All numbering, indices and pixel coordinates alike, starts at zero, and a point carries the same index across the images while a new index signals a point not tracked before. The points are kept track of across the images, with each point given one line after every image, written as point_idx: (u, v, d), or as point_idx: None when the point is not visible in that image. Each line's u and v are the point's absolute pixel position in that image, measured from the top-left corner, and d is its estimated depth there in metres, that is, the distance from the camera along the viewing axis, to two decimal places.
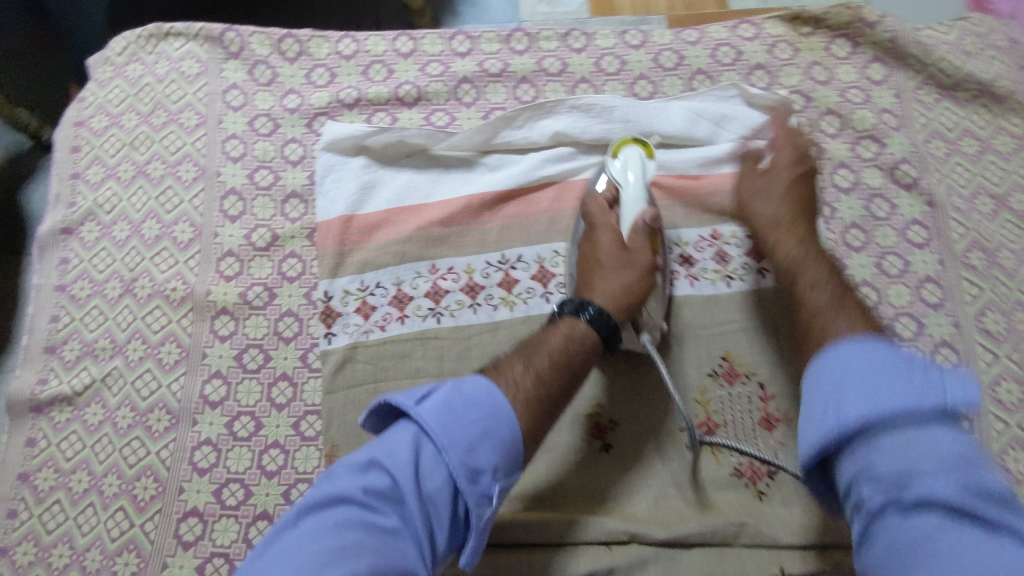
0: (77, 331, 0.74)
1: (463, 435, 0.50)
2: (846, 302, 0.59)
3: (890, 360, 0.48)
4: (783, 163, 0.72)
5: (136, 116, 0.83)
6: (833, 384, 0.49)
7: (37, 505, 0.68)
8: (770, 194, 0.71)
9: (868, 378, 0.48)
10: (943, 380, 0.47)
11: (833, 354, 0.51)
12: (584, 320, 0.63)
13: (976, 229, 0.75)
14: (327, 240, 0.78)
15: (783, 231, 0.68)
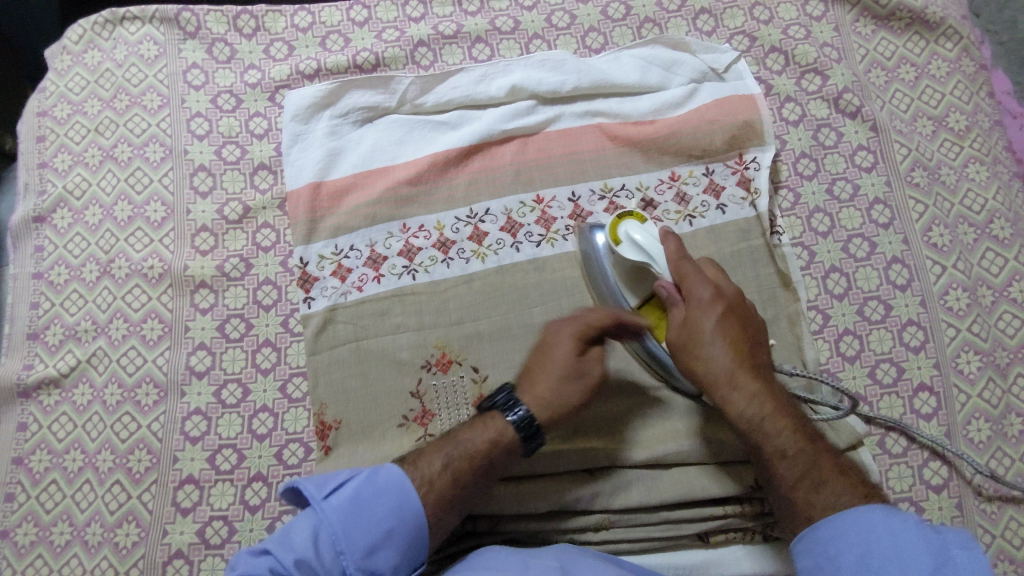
0: (58, 315, 0.77)
1: (365, 538, 0.54)
2: (818, 451, 0.58)
3: (898, 538, 0.50)
4: (704, 304, 0.63)
5: (99, 102, 0.84)
6: (847, 563, 0.51)
7: (33, 487, 0.72)
8: (709, 351, 0.61)
9: (881, 559, 0.50)
10: (951, 556, 0.48)
11: (836, 531, 0.53)
12: (509, 421, 0.61)
13: (917, 148, 0.80)
14: (298, 208, 0.78)
15: (743, 388, 0.60)
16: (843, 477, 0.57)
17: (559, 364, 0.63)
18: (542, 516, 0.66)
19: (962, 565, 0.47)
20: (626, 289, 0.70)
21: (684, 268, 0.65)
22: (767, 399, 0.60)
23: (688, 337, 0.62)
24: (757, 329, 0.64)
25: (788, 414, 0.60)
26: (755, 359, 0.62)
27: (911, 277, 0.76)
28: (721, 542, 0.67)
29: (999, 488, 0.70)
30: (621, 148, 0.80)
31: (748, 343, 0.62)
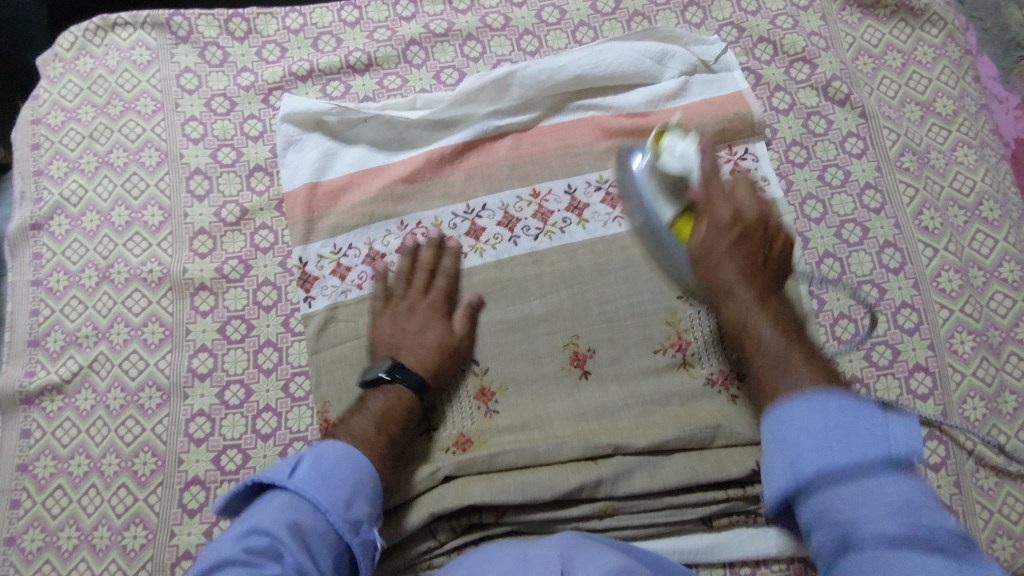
0: (58, 322, 0.77)
1: (337, 495, 0.58)
2: (794, 352, 0.57)
3: (838, 406, 0.49)
4: (719, 224, 0.66)
5: (93, 108, 0.84)
6: (792, 435, 0.50)
7: (39, 493, 0.72)
8: (719, 261, 0.65)
9: (823, 430, 0.49)
10: (887, 428, 0.47)
11: (782, 407, 0.52)
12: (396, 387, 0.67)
13: (906, 134, 0.82)
14: (296, 209, 0.79)
15: (741, 299, 0.62)
16: (814, 369, 0.55)
17: (425, 341, 0.71)
18: (547, 506, 0.67)
19: (896, 433, 0.47)
20: (661, 198, 0.71)
21: (714, 187, 0.67)
22: (762, 310, 0.61)
23: (704, 249, 0.66)
24: (775, 249, 0.66)
25: (782, 326, 0.60)
26: (762, 279, 0.63)
27: (903, 260, 0.77)
28: (725, 526, 0.68)
29: (997, 466, 0.71)
30: (615, 141, 0.81)
31: (757, 263, 0.64)
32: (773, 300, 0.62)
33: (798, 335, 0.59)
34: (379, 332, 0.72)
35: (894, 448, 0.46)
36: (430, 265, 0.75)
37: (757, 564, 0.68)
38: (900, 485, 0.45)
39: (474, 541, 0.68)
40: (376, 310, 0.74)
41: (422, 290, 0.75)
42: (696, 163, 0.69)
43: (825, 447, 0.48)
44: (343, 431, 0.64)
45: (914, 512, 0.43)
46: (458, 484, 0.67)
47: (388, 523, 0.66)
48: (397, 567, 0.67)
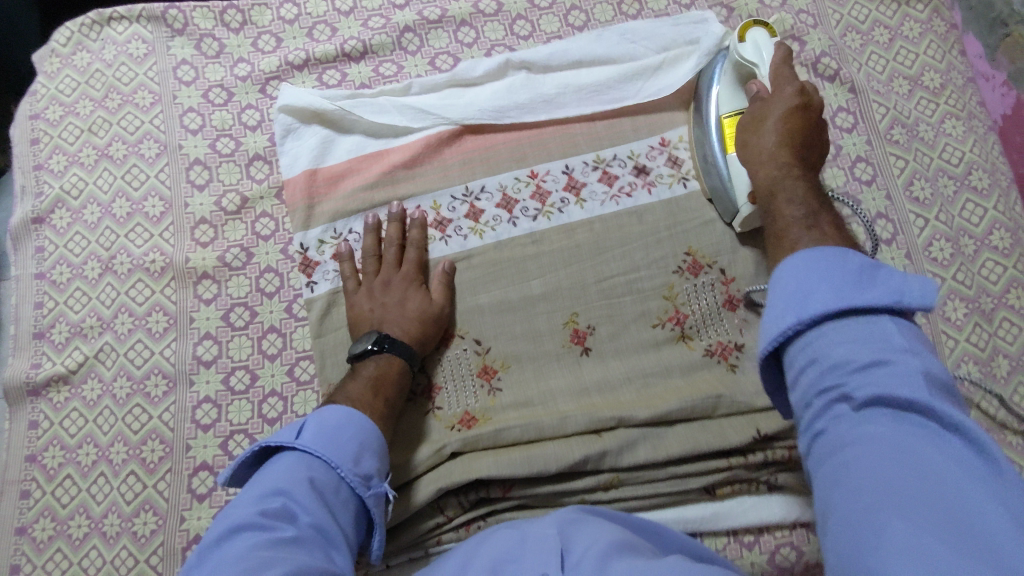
0: (63, 314, 0.78)
1: (346, 452, 0.59)
2: (819, 216, 0.56)
3: (841, 262, 0.46)
4: (786, 96, 0.65)
5: (91, 102, 0.85)
6: (810, 288, 0.45)
7: (48, 483, 0.73)
8: (764, 119, 0.65)
9: (841, 287, 0.44)
10: (901, 283, 0.44)
11: (803, 261, 0.47)
12: (385, 353, 0.68)
13: (895, 107, 0.83)
14: (296, 196, 0.79)
15: (777, 160, 0.62)
16: (839, 240, 0.53)
17: (409, 309, 0.72)
18: (552, 479, 0.68)
19: (898, 283, 0.44)
20: (731, 92, 0.75)
21: (783, 69, 0.68)
22: (796, 175, 0.60)
23: (755, 108, 0.67)
24: (823, 134, 0.65)
25: (810, 192, 0.59)
26: (804, 149, 0.63)
27: (895, 231, 0.78)
28: (728, 495, 0.69)
29: (991, 429, 0.72)
30: (611, 120, 0.82)
31: (807, 132, 0.63)
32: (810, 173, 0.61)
33: (825, 206, 0.58)
34: (359, 310, 0.73)
35: (902, 299, 0.44)
36: (398, 239, 0.77)
37: (760, 531, 0.69)
38: (901, 337, 0.43)
39: (482, 516, 0.68)
40: (350, 291, 0.75)
41: (395, 264, 0.76)
42: (770, 60, 0.71)
43: (831, 291, 0.45)
44: (339, 396, 0.65)
45: (917, 375, 0.41)
46: (464, 461, 0.68)
47: (396, 500, 0.67)
48: (406, 544, 0.67)
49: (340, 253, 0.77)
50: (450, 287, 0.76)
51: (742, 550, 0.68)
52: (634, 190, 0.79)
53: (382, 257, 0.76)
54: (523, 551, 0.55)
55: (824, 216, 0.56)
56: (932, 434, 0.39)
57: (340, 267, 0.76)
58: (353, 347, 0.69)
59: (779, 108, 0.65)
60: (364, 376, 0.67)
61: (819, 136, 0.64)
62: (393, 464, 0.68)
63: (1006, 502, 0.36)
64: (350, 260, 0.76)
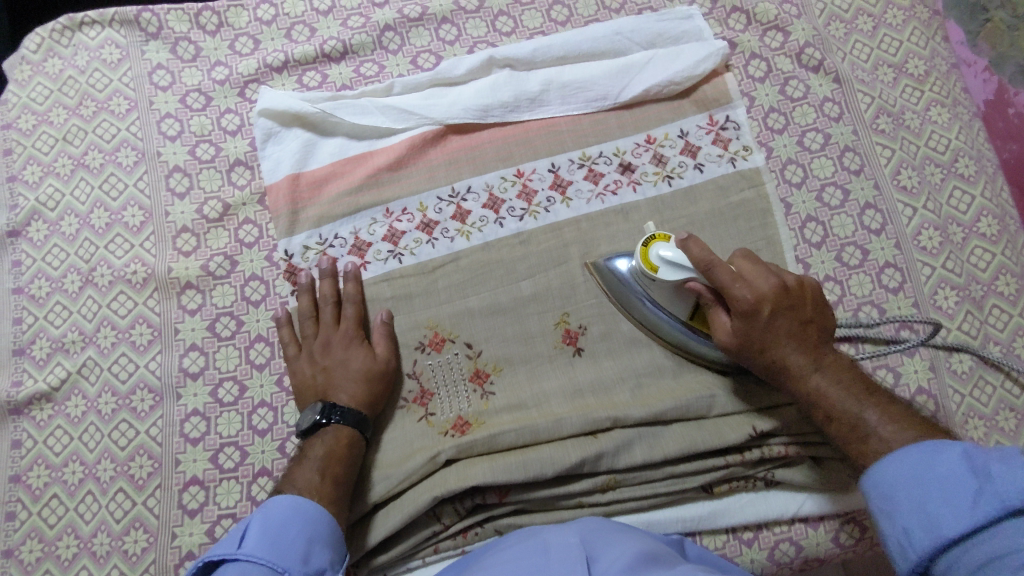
0: (43, 329, 0.76)
1: (295, 552, 0.56)
2: (865, 401, 0.61)
3: (939, 469, 0.52)
4: (749, 307, 0.63)
5: (64, 110, 0.83)
6: (902, 499, 0.53)
7: (35, 503, 0.72)
8: (756, 349, 0.64)
9: (931, 486, 0.52)
10: (988, 469, 0.50)
11: (884, 472, 0.55)
12: (332, 424, 0.67)
13: (880, 96, 0.83)
14: (279, 201, 0.78)
15: (793, 372, 0.63)
16: (891, 418, 0.59)
17: (351, 372, 0.69)
18: (549, 483, 0.67)
19: (1004, 481, 0.48)
20: (671, 302, 0.70)
21: (725, 271, 0.63)
22: (820, 373, 0.63)
23: (745, 340, 0.64)
24: (802, 298, 0.64)
25: (845, 383, 0.62)
26: (806, 342, 0.64)
27: (884, 221, 0.78)
28: (725, 493, 0.69)
29: (983, 416, 0.72)
30: (596, 114, 0.81)
31: (802, 326, 0.64)
32: (827, 355, 0.64)
33: (868, 388, 0.62)
34: (303, 376, 0.71)
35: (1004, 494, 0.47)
36: (333, 296, 0.74)
37: (759, 527, 0.69)
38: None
39: (478, 522, 0.68)
40: (291, 356, 0.73)
41: (334, 323, 0.73)
42: (687, 261, 0.66)
43: (934, 497, 0.51)
44: (287, 487, 0.63)
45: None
46: (459, 467, 0.67)
47: (393, 508, 0.67)
48: (403, 553, 0.67)
49: (277, 318, 0.74)
50: (392, 339, 0.73)
51: (741, 547, 0.68)
52: (620, 188, 0.78)
53: (320, 318, 0.74)
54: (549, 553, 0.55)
55: (873, 408, 0.60)
56: None
57: (279, 332, 0.74)
58: (297, 427, 0.68)
59: (759, 327, 0.63)
60: (312, 462, 0.65)
61: (800, 308, 0.64)
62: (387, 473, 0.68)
63: None
64: (284, 327, 0.74)
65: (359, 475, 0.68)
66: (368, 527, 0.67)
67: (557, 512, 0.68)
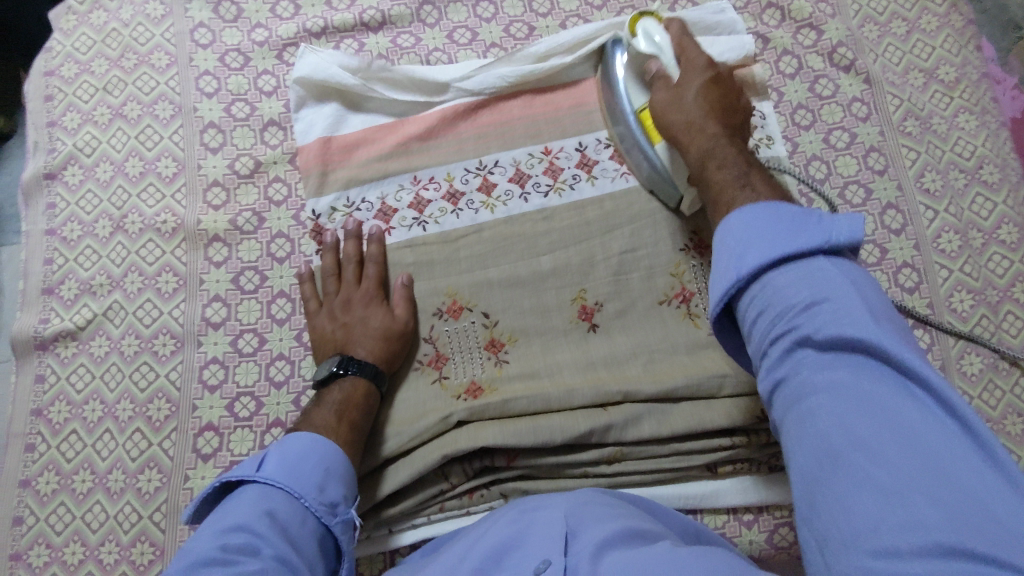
0: (72, 271, 0.78)
1: (310, 481, 0.58)
2: (751, 173, 0.60)
3: (786, 224, 0.49)
4: (697, 68, 0.67)
5: (106, 61, 0.85)
6: (748, 245, 0.50)
7: (53, 438, 0.74)
8: (682, 105, 0.65)
9: (772, 234, 0.49)
10: (824, 227, 0.48)
11: (740, 218, 0.52)
12: (348, 376, 0.68)
13: (909, 99, 0.84)
14: (309, 162, 0.80)
15: (699, 128, 0.64)
16: (770, 192, 0.57)
17: (370, 329, 0.71)
18: (557, 451, 0.69)
19: (833, 233, 0.48)
20: (635, 87, 0.75)
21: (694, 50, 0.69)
22: (724, 141, 0.63)
23: (675, 94, 0.67)
24: (741, 97, 0.67)
25: (737, 155, 0.62)
26: (727, 120, 0.64)
27: (904, 221, 0.79)
28: (730, 473, 0.70)
29: (993, 419, 0.73)
30: None
31: (726, 112, 0.65)
32: (734, 142, 0.63)
33: (756, 169, 0.61)
34: (323, 331, 0.73)
35: (829, 240, 0.48)
36: (356, 256, 0.76)
37: (760, 510, 0.70)
38: (837, 276, 0.46)
39: (485, 484, 0.69)
40: (312, 311, 0.74)
41: (355, 282, 0.75)
42: (668, 43, 0.71)
43: (770, 238, 0.49)
44: (303, 426, 0.65)
45: (853, 306, 0.44)
46: (470, 429, 0.68)
47: (402, 464, 0.68)
48: (409, 509, 0.68)
49: (300, 274, 0.76)
50: (411, 301, 0.74)
51: (741, 528, 0.69)
52: None
53: (342, 276, 0.75)
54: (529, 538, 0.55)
55: (754, 178, 0.59)
56: (891, 382, 0.41)
57: (302, 288, 0.75)
58: (315, 377, 0.69)
59: (694, 87, 0.66)
60: (327, 408, 0.66)
61: (735, 98, 0.67)
62: (398, 430, 0.69)
63: (982, 467, 0.37)
64: (307, 283, 0.75)
65: (371, 431, 0.70)
66: (375, 482, 0.68)
67: (562, 481, 0.69)
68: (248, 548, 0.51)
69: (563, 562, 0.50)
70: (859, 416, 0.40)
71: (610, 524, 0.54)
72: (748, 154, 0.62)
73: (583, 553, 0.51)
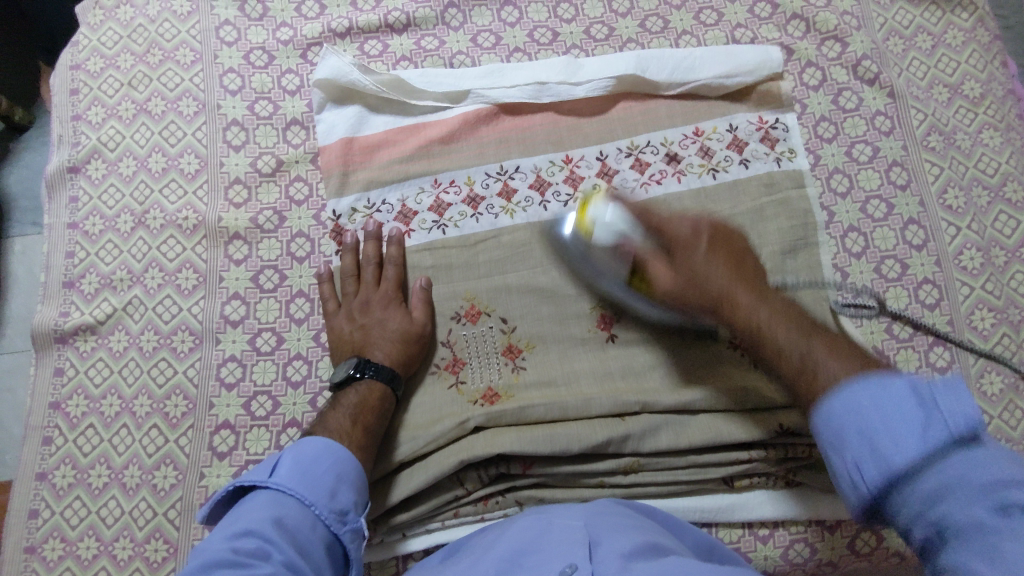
0: (93, 265, 0.79)
1: (322, 487, 0.58)
2: (816, 338, 0.53)
3: (900, 406, 0.43)
4: (688, 239, 0.64)
5: (132, 56, 0.86)
6: (856, 438, 0.44)
7: (71, 431, 0.74)
8: (701, 283, 0.61)
9: (884, 421, 0.43)
10: (943, 406, 0.42)
11: (840, 405, 0.46)
12: (366, 378, 0.68)
13: (933, 114, 0.83)
14: (331, 162, 0.80)
15: (740, 302, 0.58)
16: (849, 359, 0.50)
17: (388, 332, 0.71)
18: (572, 460, 0.69)
19: (953, 411, 0.41)
20: (610, 263, 0.70)
21: (659, 216, 0.66)
22: (765, 309, 0.57)
23: (683, 278, 0.62)
24: (743, 245, 0.64)
25: (791, 319, 0.56)
26: (751, 280, 0.60)
27: (926, 237, 0.78)
28: (745, 488, 0.70)
29: (1011, 439, 0.72)
30: (650, 107, 0.82)
31: (738, 265, 0.62)
32: (770, 296, 0.59)
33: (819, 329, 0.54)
34: (341, 332, 0.73)
35: (954, 423, 0.41)
36: (376, 257, 0.76)
37: (775, 525, 0.70)
38: (976, 462, 0.39)
39: (500, 492, 0.69)
40: (330, 312, 0.74)
41: (374, 284, 0.75)
42: (626, 219, 0.67)
43: (886, 428, 0.43)
44: (319, 428, 0.64)
45: (993, 479, 0.38)
46: (487, 435, 0.69)
47: (417, 468, 0.68)
48: (422, 515, 0.68)
49: (319, 274, 0.76)
50: (429, 305, 0.74)
51: (756, 543, 0.69)
52: (664, 178, 0.79)
53: (361, 277, 0.75)
54: (546, 542, 0.55)
55: (818, 339, 0.53)
56: None
57: (320, 288, 0.75)
58: (332, 378, 0.69)
59: (700, 255, 0.62)
60: (343, 411, 0.66)
61: (742, 252, 0.63)
62: (414, 435, 0.69)
63: None
64: (325, 283, 0.75)
65: (387, 434, 0.70)
66: (389, 486, 0.68)
67: (577, 490, 0.69)
68: (259, 552, 0.50)
69: (588, 566, 0.50)
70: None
71: (627, 537, 0.54)
72: (788, 302, 0.58)
73: (606, 560, 0.51)
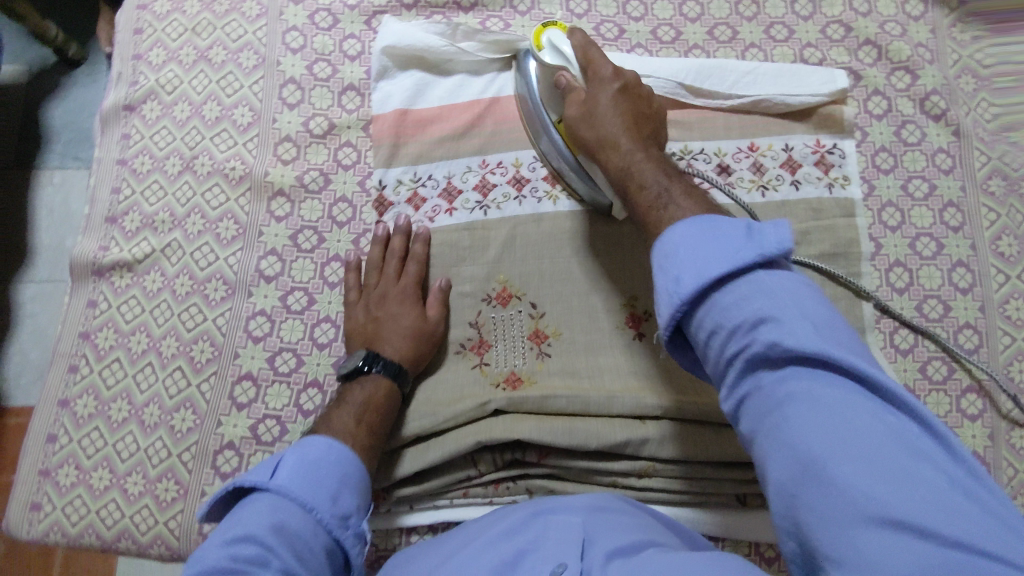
0: (137, 204, 0.80)
1: (323, 491, 0.57)
2: (677, 186, 0.55)
3: (721, 239, 0.45)
4: (604, 82, 0.63)
5: (199, 2, 0.86)
6: (684, 259, 0.46)
7: (97, 363, 0.75)
8: (594, 123, 0.62)
9: (709, 245, 0.46)
10: (761, 235, 0.45)
11: (680, 229, 0.48)
12: (374, 374, 0.67)
13: (997, 158, 0.81)
14: (383, 131, 0.80)
15: (620, 148, 0.59)
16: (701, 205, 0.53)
17: (401, 328, 0.70)
18: (589, 455, 0.68)
19: (771, 238, 0.45)
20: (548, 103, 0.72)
21: (593, 51, 0.66)
22: (642, 155, 0.59)
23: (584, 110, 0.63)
24: (657, 115, 0.64)
25: (657, 167, 0.58)
26: (643, 132, 0.61)
27: (973, 282, 0.77)
28: (757, 507, 0.69)
29: None
30: (709, 115, 0.82)
31: (643, 121, 0.61)
32: (654, 150, 0.60)
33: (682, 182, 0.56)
34: (356, 322, 0.72)
35: (768, 250, 0.44)
36: (400, 252, 0.75)
37: (782, 549, 0.68)
38: (780, 288, 0.43)
39: (512, 477, 0.69)
40: (350, 301, 0.73)
41: (395, 277, 0.74)
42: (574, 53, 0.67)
43: (708, 254, 0.45)
44: (322, 427, 0.64)
45: (798, 317, 0.42)
46: (506, 420, 0.68)
47: (433, 443, 0.69)
48: (434, 489, 0.69)
49: (348, 263, 0.75)
50: (446, 305, 0.73)
51: (761, 565, 0.68)
52: (714, 188, 0.79)
53: (384, 270, 0.74)
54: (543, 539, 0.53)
55: (678, 188, 0.55)
56: (849, 390, 0.39)
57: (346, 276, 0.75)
58: (341, 369, 0.69)
59: (606, 96, 0.62)
60: (348, 411, 0.65)
61: (648, 114, 0.63)
62: (434, 410, 0.69)
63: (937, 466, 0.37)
64: (350, 273, 0.75)
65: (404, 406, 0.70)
66: (402, 457, 0.69)
67: (590, 486, 0.69)
68: (258, 558, 0.50)
69: (578, 566, 0.49)
70: (812, 417, 0.38)
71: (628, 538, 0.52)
72: (667, 161, 0.59)
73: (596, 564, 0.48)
